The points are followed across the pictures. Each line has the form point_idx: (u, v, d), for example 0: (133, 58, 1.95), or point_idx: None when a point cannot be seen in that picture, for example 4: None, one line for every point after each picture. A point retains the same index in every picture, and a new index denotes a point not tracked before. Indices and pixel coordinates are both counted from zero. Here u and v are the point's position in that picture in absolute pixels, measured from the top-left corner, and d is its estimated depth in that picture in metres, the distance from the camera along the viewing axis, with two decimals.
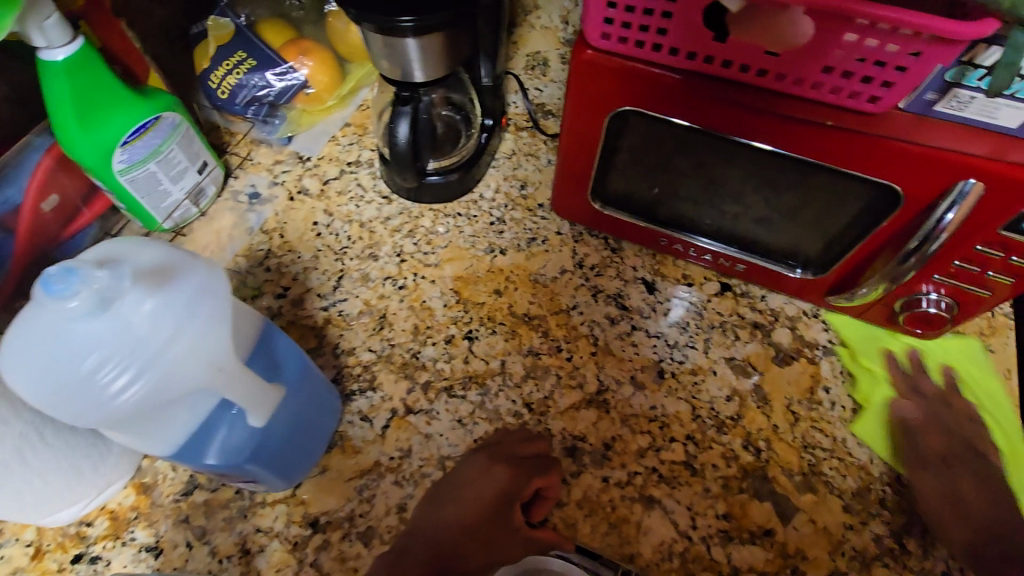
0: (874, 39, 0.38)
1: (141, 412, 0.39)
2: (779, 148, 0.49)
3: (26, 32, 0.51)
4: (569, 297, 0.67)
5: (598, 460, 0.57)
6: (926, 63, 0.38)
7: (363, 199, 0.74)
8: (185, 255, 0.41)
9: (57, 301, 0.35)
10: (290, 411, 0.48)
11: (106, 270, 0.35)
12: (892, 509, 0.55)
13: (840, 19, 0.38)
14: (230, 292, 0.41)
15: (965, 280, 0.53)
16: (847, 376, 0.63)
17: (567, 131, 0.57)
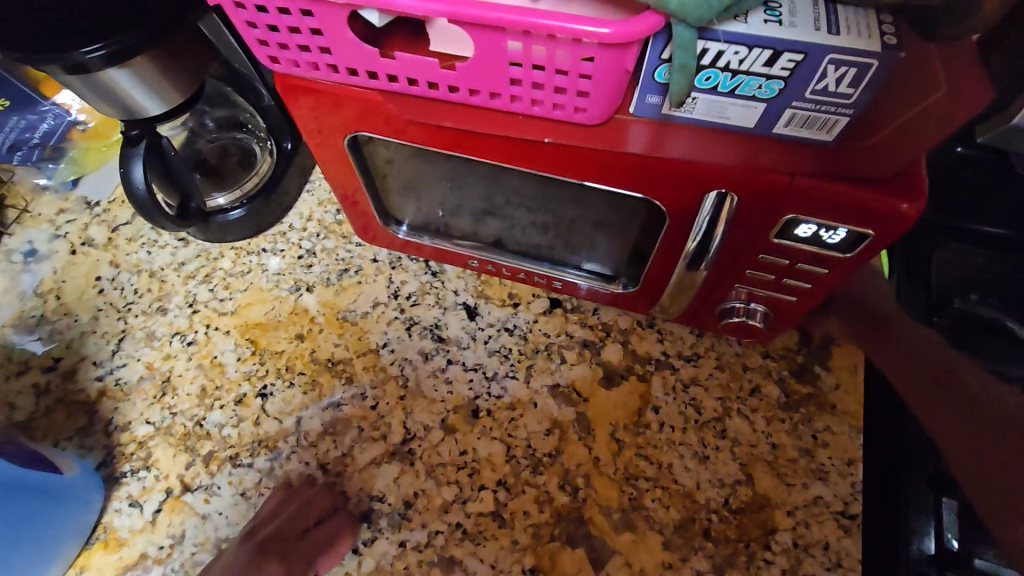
0: (540, 45, 0.31)
1: None
2: (518, 167, 0.41)
3: None
4: (379, 333, 0.61)
5: (395, 522, 0.52)
6: (605, 70, 0.32)
7: (156, 243, 0.66)
8: None
9: None
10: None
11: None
12: (716, 540, 0.51)
13: (489, 27, 0.31)
14: None
15: (769, 287, 0.47)
16: (683, 389, 0.58)
17: (320, 156, 0.50)
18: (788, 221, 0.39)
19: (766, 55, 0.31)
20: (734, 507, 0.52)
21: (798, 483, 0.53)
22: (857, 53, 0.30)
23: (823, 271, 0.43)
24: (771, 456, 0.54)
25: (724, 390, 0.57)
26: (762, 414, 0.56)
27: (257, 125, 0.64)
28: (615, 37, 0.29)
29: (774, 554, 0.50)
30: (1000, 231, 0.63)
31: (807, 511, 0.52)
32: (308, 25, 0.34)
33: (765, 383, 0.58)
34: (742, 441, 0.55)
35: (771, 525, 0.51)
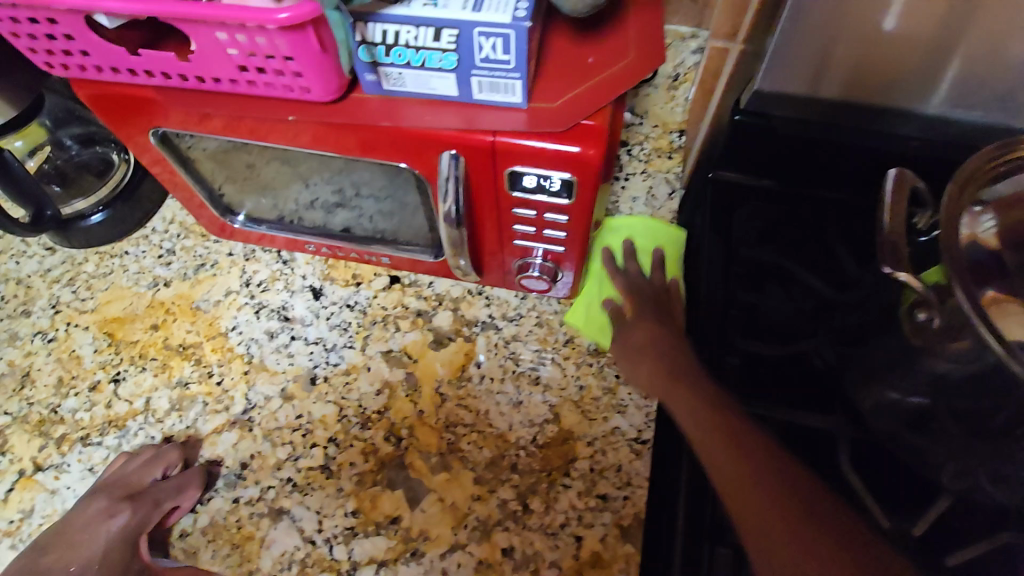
0: (240, 35, 0.38)
1: None
2: (285, 146, 0.48)
3: None
4: (229, 317, 0.66)
5: (230, 482, 0.56)
6: (300, 53, 0.39)
7: (25, 253, 0.71)
8: None
9: None
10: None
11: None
12: (522, 472, 0.56)
13: (194, 22, 0.38)
14: None
15: (542, 241, 0.53)
16: (503, 345, 0.64)
17: (141, 157, 0.56)
18: (512, 172, 0.46)
19: (431, 32, 0.38)
20: (540, 443, 0.58)
21: (600, 417, 0.59)
22: (497, 25, 0.37)
23: (565, 219, 0.49)
24: (577, 396, 0.60)
25: (541, 343, 0.64)
26: (573, 360, 0.63)
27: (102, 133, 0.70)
28: (287, 22, 0.36)
29: (571, 479, 0.56)
30: (827, 196, 0.68)
31: (605, 440, 0.57)
32: (58, 30, 0.40)
33: (578, 334, 0.64)
34: (553, 386, 0.61)
35: (572, 454, 0.57)
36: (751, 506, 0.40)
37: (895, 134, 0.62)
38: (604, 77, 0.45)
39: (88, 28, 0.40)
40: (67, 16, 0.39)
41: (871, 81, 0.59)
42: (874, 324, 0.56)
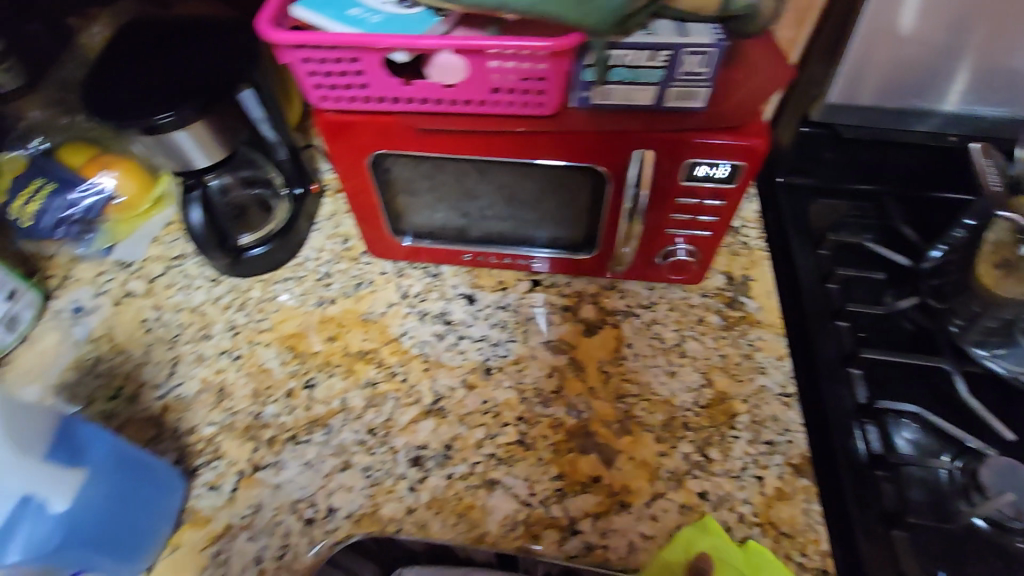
0: (510, 61, 0.49)
1: None
2: (500, 157, 0.58)
3: None
4: (398, 325, 0.74)
5: (439, 461, 0.62)
6: (555, 72, 0.50)
7: (192, 286, 0.77)
8: None
9: None
10: (97, 477, 0.47)
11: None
12: (694, 429, 0.64)
13: (478, 53, 0.49)
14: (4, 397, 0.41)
15: (692, 227, 0.65)
16: (645, 328, 0.73)
17: (344, 182, 0.65)
18: (688, 164, 0.57)
19: (648, 53, 0.50)
20: (703, 403, 0.66)
21: (747, 379, 0.69)
22: (703, 45, 0.49)
23: (720, 203, 0.61)
24: (722, 363, 0.70)
25: (678, 323, 0.74)
26: (711, 335, 0.72)
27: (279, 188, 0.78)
28: (557, 48, 0.48)
29: (739, 430, 0.64)
30: (868, 187, 0.85)
31: (757, 396, 0.67)
32: (354, 68, 0.51)
33: (708, 314, 0.75)
34: (700, 357, 0.70)
35: (732, 411, 0.66)
36: None
37: (943, 132, 0.80)
38: (756, 86, 0.56)
39: (381, 64, 0.50)
40: (369, 56, 0.50)
41: (908, 90, 0.78)
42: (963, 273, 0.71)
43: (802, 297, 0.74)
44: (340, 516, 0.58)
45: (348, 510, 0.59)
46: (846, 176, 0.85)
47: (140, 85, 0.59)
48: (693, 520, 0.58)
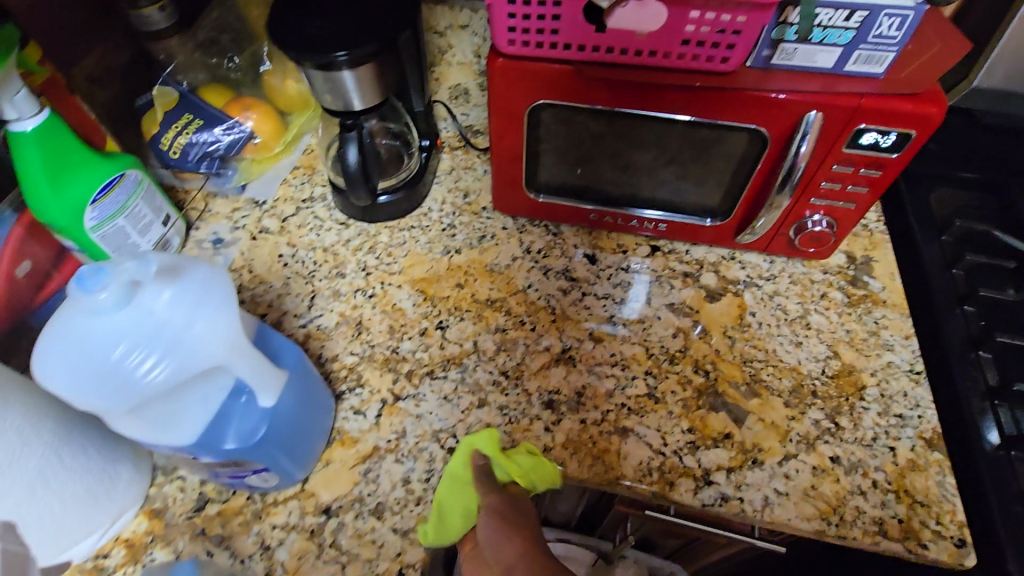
0: (711, 12, 0.51)
1: (162, 392, 0.41)
2: (666, 113, 0.60)
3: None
4: (523, 278, 0.76)
5: (573, 406, 0.64)
6: (751, 26, 0.51)
7: (323, 227, 0.80)
8: (188, 260, 0.44)
9: (88, 293, 0.37)
10: (292, 388, 0.50)
11: (132, 260, 0.39)
12: (823, 397, 0.65)
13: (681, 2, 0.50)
14: (232, 287, 0.44)
15: (835, 198, 0.65)
16: (767, 298, 0.74)
17: (494, 133, 0.67)
18: (857, 131, 0.57)
19: (845, 14, 0.50)
20: (830, 373, 0.67)
21: (874, 354, 0.69)
22: (902, 8, 0.50)
23: (878, 173, 0.61)
24: (848, 337, 0.70)
25: (801, 296, 0.74)
26: (834, 310, 0.73)
27: (413, 144, 0.81)
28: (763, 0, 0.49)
29: (868, 402, 0.65)
30: (976, 176, 0.83)
31: (885, 371, 0.67)
32: (554, 11, 0.53)
33: (830, 290, 0.75)
34: (824, 330, 0.71)
35: (861, 383, 0.66)
36: None
37: None
38: (934, 53, 0.55)
39: (580, 10, 0.53)
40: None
41: None
42: None
43: (925, 280, 0.75)
44: None
45: None
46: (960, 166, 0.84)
47: (320, 23, 0.62)
48: (826, 481, 0.59)
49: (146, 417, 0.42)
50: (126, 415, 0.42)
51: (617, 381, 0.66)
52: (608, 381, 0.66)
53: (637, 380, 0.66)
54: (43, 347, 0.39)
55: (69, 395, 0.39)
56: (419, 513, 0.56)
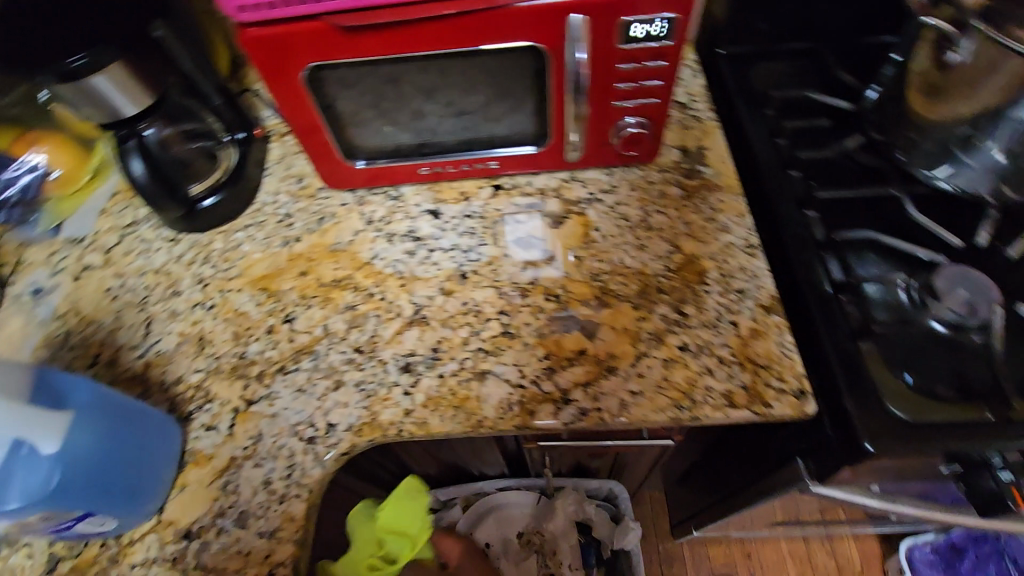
0: None
1: None
2: (437, 49, 0.58)
3: None
4: (367, 250, 0.73)
5: (429, 363, 0.63)
6: None
7: (150, 249, 0.75)
8: None
9: None
10: (90, 427, 0.47)
11: None
12: (668, 291, 0.67)
13: None
14: None
15: (637, 97, 0.65)
16: (609, 211, 0.75)
17: (287, 112, 0.64)
18: (624, 25, 0.57)
19: None
20: (673, 268, 0.69)
21: (713, 239, 0.71)
22: None
23: (662, 64, 0.61)
24: (687, 229, 0.72)
25: (641, 201, 0.75)
26: (673, 206, 0.75)
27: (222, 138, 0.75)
28: None
29: (710, 284, 0.67)
30: (806, 44, 0.86)
31: (722, 252, 0.70)
32: None
33: (668, 187, 0.77)
34: (665, 228, 0.73)
35: (702, 269, 0.68)
36: (928, 436, 0.55)
37: None
38: None
39: None
40: None
41: None
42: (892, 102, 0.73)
43: (753, 154, 0.77)
44: (340, 429, 0.60)
45: (347, 423, 0.60)
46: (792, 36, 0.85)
47: (36, 29, 0.55)
48: (677, 369, 0.61)
49: None
50: None
51: (472, 328, 0.66)
52: (461, 331, 0.66)
53: (490, 322, 0.66)
54: None
55: None
56: (285, 511, 0.55)
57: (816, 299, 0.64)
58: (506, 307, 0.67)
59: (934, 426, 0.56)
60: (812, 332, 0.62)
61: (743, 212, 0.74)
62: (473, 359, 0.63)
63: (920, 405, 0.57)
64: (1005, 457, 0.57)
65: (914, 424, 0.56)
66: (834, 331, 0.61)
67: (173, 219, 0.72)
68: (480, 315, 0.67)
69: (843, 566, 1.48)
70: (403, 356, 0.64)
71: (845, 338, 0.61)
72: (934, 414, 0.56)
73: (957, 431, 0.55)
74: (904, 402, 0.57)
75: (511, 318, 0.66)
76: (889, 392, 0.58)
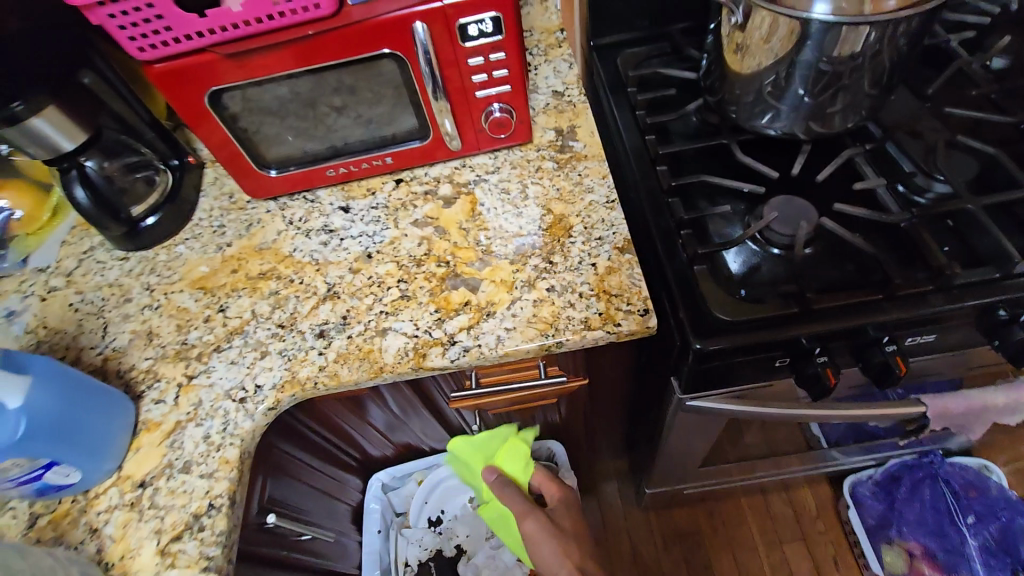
0: None
1: None
2: (312, 65, 0.72)
3: None
4: (289, 245, 0.86)
5: (340, 326, 0.75)
6: None
7: (106, 267, 0.87)
8: None
9: None
10: (45, 389, 0.59)
11: None
12: (539, 246, 0.79)
13: None
14: None
15: (493, 86, 0.78)
16: (492, 188, 0.87)
17: (201, 134, 0.76)
18: (461, 26, 0.70)
19: None
20: (544, 227, 0.81)
21: (579, 199, 0.83)
22: None
23: (503, 55, 0.74)
24: (558, 193, 0.84)
25: (519, 176, 0.88)
26: (547, 176, 0.87)
27: (158, 166, 0.88)
28: None
29: (574, 236, 0.79)
30: (677, 27, 1.01)
31: (586, 209, 0.82)
32: (156, 12, 0.62)
33: (542, 162, 0.89)
34: (539, 195, 0.85)
35: (568, 225, 0.80)
36: (751, 335, 0.67)
37: None
38: None
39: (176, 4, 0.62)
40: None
41: None
42: (715, 65, 0.86)
43: (615, 128, 0.91)
44: (266, 388, 0.71)
45: (272, 382, 0.71)
46: (658, 26, 1.01)
47: None
48: (544, 306, 0.73)
49: None
50: None
51: (375, 296, 0.78)
52: (365, 299, 0.77)
53: (389, 289, 0.78)
54: None
55: None
56: (221, 456, 0.66)
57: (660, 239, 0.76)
58: (404, 275, 0.79)
59: (754, 326, 0.67)
60: (658, 266, 0.75)
61: (607, 173, 0.86)
62: (377, 320, 0.75)
63: (746, 309, 0.69)
64: (823, 348, 0.70)
65: (738, 325, 0.68)
66: (673, 261, 0.73)
67: (119, 237, 0.84)
68: (383, 284, 0.79)
69: (801, 514, 1.57)
70: (318, 325, 0.76)
71: (683, 269, 0.72)
72: (754, 316, 0.68)
73: (774, 326, 0.67)
74: (732, 309, 0.69)
75: (407, 283, 0.78)
76: (721, 305, 0.69)
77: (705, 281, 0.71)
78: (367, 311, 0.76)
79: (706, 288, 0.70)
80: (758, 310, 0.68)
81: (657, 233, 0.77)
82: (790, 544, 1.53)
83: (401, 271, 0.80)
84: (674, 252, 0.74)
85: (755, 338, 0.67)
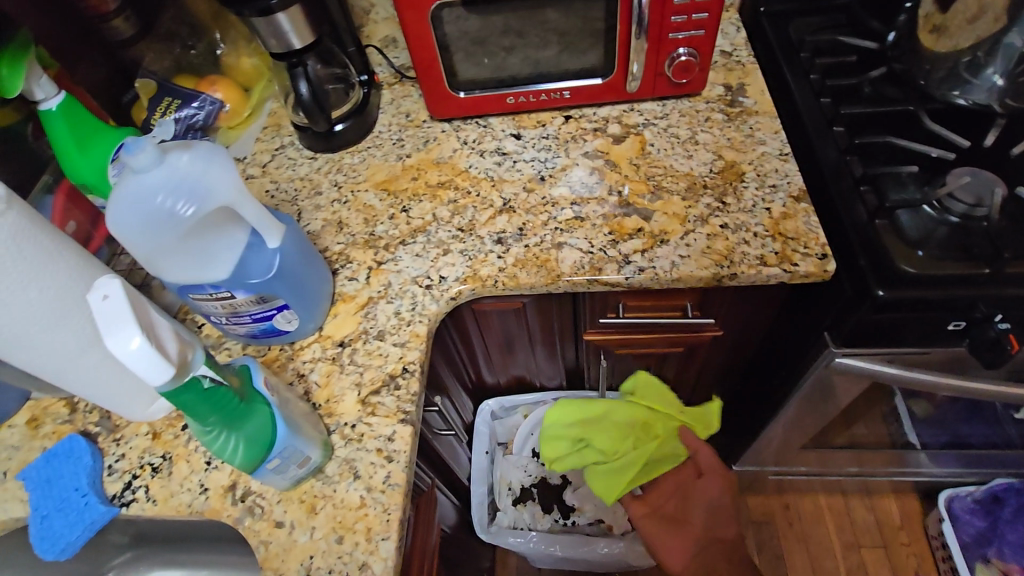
0: None
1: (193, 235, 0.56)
2: None
3: (31, 89, 0.73)
4: (464, 162, 0.92)
5: (517, 236, 0.81)
6: None
7: (298, 163, 0.97)
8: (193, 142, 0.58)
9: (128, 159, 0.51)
10: (291, 239, 0.66)
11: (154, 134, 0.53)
12: (710, 187, 0.82)
13: None
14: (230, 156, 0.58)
15: (690, 29, 0.81)
16: (662, 131, 0.90)
17: (414, 46, 0.83)
18: None
19: None
20: (716, 170, 0.84)
21: (750, 150, 0.86)
22: None
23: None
24: (729, 142, 0.87)
25: (689, 124, 0.91)
26: (717, 127, 0.89)
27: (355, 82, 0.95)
28: None
29: (747, 181, 0.82)
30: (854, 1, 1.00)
31: (758, 159, 0.84)
32: None
33: (712, 113, 0.91)
34: (709, 142, 0.87)
35: (740, 171, 0.83)
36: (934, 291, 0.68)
37: None
38: None
39: None
40: None
41: None
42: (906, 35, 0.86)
43: (785, 89, 0.92)
44: (450, 279, 0.78)
45: (455, 276, 0.78)
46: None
47: None
48: (717, 240, 0.76)
49: (190, 258, 0.58)
50: (171, 256, 0.57)
51: (549, 214, 0.83)
52: (538, 216, 0.83)
53: (563, 209, 0.83)
54: (110, 205, 0.54)
55: (127, 239, 0.54)
56: (412, 331, 0.73)
57: (837, 194, 0.77)
58: (577, 199, 0.84)
59: (938, 281, 0.69)
60: (835, 219, 0.76)
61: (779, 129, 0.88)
62: (552, 235, 0.80)
63: (931, 263, 0.69)
64: (1005, 314, 0.71)
65: (923, 276, 0.69)
66: (847, 217, 0.75)
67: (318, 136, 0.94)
68: (556, 204, 0.84)
69: (883, 521, 1.54)
70: (496, 233, 0.82)
71: (862, 224, 0.73)
72: (938, 274, 0.69)
73: (957, 284, 0.69)
74: (917, 262, 0.70)
75: (580, 206, 0.83)
76: (904, 256, 0.71)
77: (889, 236, 0.72)
78: (543, 226, 0.81)
79: (889, 240, 0.72)
80: (942, 267, 0.69)
81: (834, 188, 0.78)
82: (868, 548, 1.51)
83: (574, 195, 0.84)
84: (852, 207, 0.75)
85: (939, 293, 0.69)
